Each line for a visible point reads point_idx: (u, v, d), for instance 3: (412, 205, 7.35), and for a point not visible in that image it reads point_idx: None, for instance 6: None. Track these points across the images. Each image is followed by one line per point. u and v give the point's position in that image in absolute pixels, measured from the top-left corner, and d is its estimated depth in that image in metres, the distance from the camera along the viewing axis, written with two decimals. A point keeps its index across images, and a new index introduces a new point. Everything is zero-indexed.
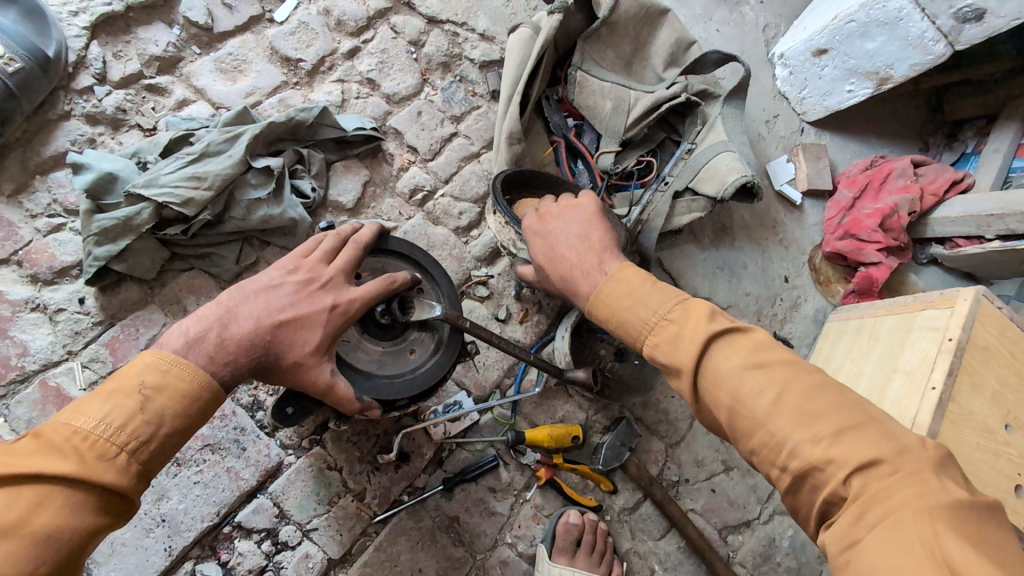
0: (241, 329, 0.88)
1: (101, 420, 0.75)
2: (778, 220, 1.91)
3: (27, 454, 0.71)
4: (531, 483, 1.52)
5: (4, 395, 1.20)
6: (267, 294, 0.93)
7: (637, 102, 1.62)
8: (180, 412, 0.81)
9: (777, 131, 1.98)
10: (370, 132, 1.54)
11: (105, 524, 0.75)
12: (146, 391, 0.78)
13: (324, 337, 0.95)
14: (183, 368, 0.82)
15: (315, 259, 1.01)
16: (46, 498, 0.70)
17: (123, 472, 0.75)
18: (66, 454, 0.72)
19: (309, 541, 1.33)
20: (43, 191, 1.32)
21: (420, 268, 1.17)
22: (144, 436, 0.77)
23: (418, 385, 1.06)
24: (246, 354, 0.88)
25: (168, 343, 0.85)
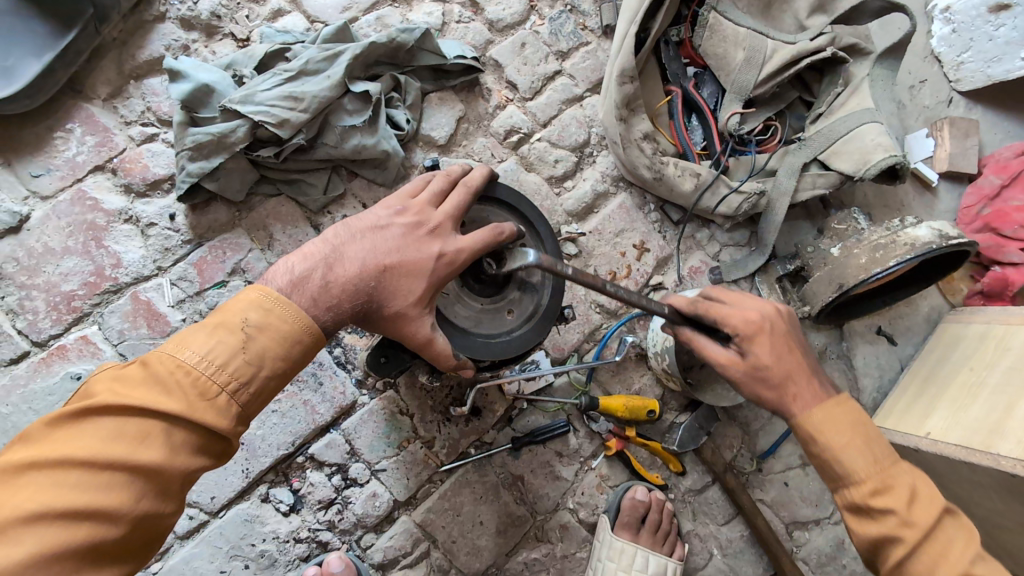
0: (347, 272, 0.86)
1: (203, 355, 0.75)
2: (906, 201, 1.63)
3: (139, 384, 0.73)
4: (599, 452, 1.46)
5: (98, 303, 1.21)
6: (374, 235, 0.90)
7: (773, 53, 1.40)
8: (280, 356, 0.80)
9: (921, 99, 1.68)
10: (470, 61, 1.39)
11: (205, 460, 0.76)
12: (249, 329, 0.78)
13: (428, 286, 0.90)
14: (284, 308, 0.80)
15: (425, 202, 0.95)
16: (150, 432, 0.71)
17: (220, 412, 0.75)
18: (171, 390, 0.73)
19: (376, 481, 1.33)
20: (138, 98, 1.27)
21: (525, 221, 1.09)
22: (245, 377, 0.76)
23: (514, 348, 1.02)
24: (349, 299, 0.86)
25: (274, 281, 0.83)
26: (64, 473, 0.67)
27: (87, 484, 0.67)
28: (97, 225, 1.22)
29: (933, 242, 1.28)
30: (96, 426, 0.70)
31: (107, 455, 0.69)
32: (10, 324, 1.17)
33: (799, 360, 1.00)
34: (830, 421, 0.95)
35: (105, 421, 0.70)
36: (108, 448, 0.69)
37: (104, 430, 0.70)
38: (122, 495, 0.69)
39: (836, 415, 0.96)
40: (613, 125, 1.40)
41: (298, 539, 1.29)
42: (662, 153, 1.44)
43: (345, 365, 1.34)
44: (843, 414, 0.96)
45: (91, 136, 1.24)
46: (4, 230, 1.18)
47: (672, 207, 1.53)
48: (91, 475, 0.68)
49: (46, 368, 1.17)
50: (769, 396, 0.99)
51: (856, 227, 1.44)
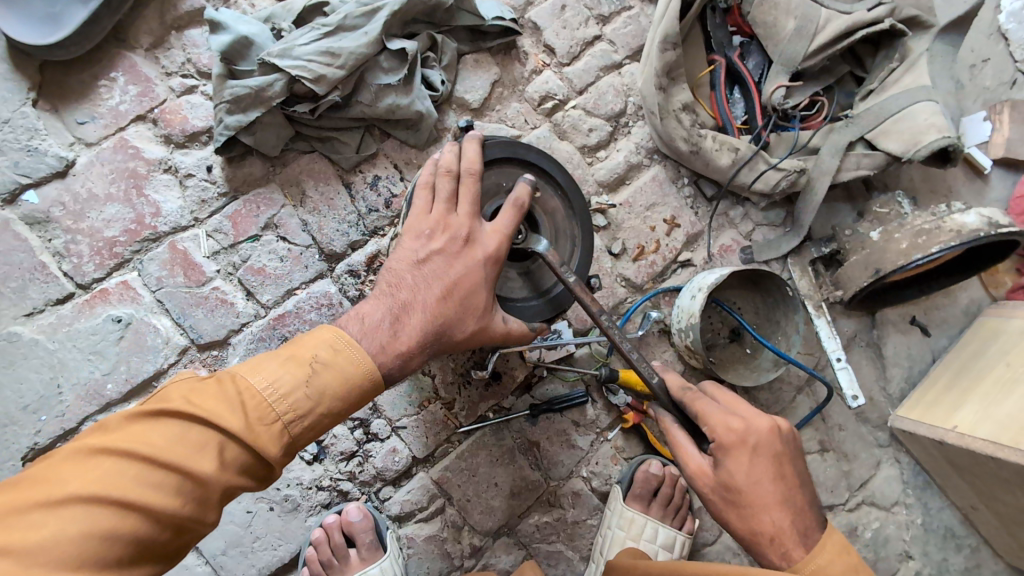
0: (417, 318, 0.90)
1: (270, 382, 0.80)
2: (955, 187, 1.56)
3: (211, 397, 0.79)
4: (616, 424, 1.47)
5: (138, 251, 1.25)
6: (423, 270, 0.93)
7: (827, 23, 1.33)
8: (338, 394, 0.84)
9: (981, 79, 1.59)
10: (508, 23, 1.36)
11: (246, 482, 0.80)
12: (316, 364, 0.83)
13: (489, 293, 0.95)
14: (350, 349, 0.85)
15: (445, 214, 0.95)
16: (209, 443, 0.76)
17: (274, 441, 0.80)
18: (237, 409, 0.78)
19: (396, 437, 1.37)
20: (178, 48, 1.28)
21: (531, 167, 1.08)
22: (302, 409, 0.81)
23: (566, 297, 1.08)
24: (425, 339, 0.90)
25: (346, 326, 0.88)
26: (129, 464, 0.72)
27: (143, 480, 0.72)
28: (138, 173, 1.25)
29: (981, 230, 1.23)
30: (164, 428, 0.75)
31: (172, 457, 0.74)
32: (57, 265, 1.22)
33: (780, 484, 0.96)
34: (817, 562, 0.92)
35: (177, 425, 0.76)
36: (173, 451, 0.74)
37: (173, 433, 0.75)
38: (170, 498, 0.73)
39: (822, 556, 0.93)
40: (651, 94, 1.36)
41: (321, 487, 1.34)
42: (701, 126, 1.40)
43: None
44: (827, 559, 0.92)
45: (134, 85, 1.26)
46: (51, 174, 1.22)
47: (706, 182, 1.50)
48: (152, 473, 0.73)
49: (90, 310, 1.23)
50: (745, 528, 0.96)
51: (899, 211, 1.41)
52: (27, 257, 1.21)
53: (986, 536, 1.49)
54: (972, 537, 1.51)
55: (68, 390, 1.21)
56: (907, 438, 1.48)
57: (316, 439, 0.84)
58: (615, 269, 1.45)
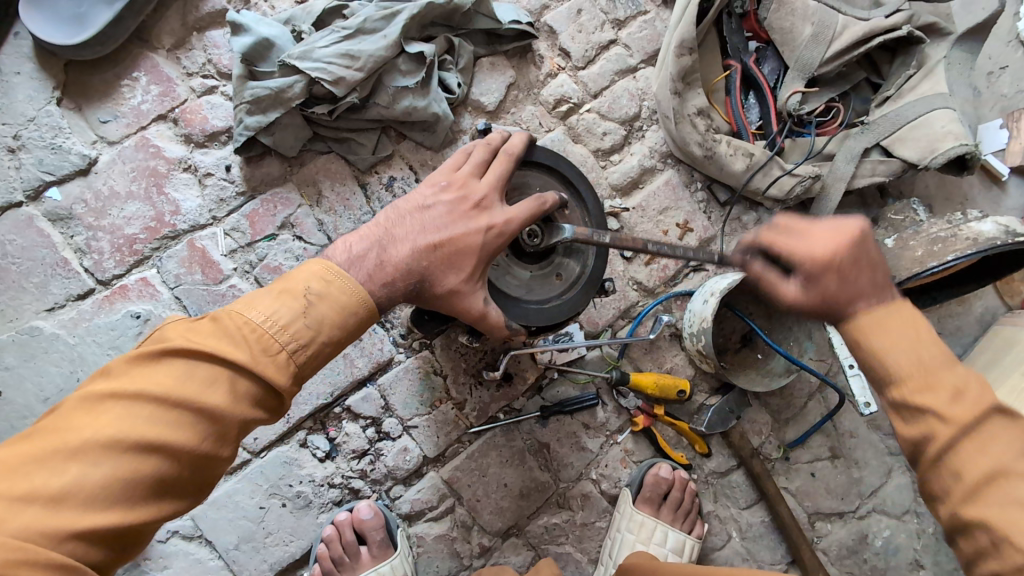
0: (399, 253, 0.90)
1: (268, 316, 0.79)
2: (971, 195, 1.55)
3: (208, 334, 0.78)
4: (626, 427, 1.47)
5: (157, 248, 1.27)
6: (421, 215, 0.93)
7: (844, 30, 1.33)
8: (339, 323, 0.83)
9: (999, 87, 1.58)
10: (525, 27, 1.37)
11: (260, 412, 0.80)
12: (311, 296, 0.81)
13: (479, 260, 0.93)
14: (345, 281, 0.84)
15: (469, 175, 0.97)
16: (216, 378, 0.75)
17: (280, 369, 0.78)
18: (237, 341, 0.77)
19: (407, 436, 1.38)
20: (200, 49, 1.30)
21: (566, 182, 1.10)
22: (305, 339, 0.80)
23: (563, 313, 1.05)
24: (402, 277, 0.89)
25: (334, 257, 0.88)
26: (139, 405, 0.72)
27: (157, 419, 0.72)
28: (158, 172, 1.27)
29: (997, 238, 1.21)
30: (168, 367, 0.75)
31: (178, 394, 0.73)
32: (78, 261, 1.24)
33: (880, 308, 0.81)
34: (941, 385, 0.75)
35: (178, 363, 0.75)
36: (178, 387, 0.73)
37: (177, 370, 0.74)
38: (187, 433, 0.73)
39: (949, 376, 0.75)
40: (666, 98, 1.36)
41: (332, 484, 1.35)
42: (716, 131, 1.40)
43: (385, 324, 1.37)
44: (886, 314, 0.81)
45: (156, 85, 1.28)
46: (74, 171, 1.24)
47: (720, 187, 1.50)
48: (161, 411, 0.72)
49: (109, 305, 1.24)
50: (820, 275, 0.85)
51: (913, 218, 1.40)
52: (49, 253, 1.23)
53: None
54: None
55: None
56: None
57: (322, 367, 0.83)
58: (627, 272, 1.47)
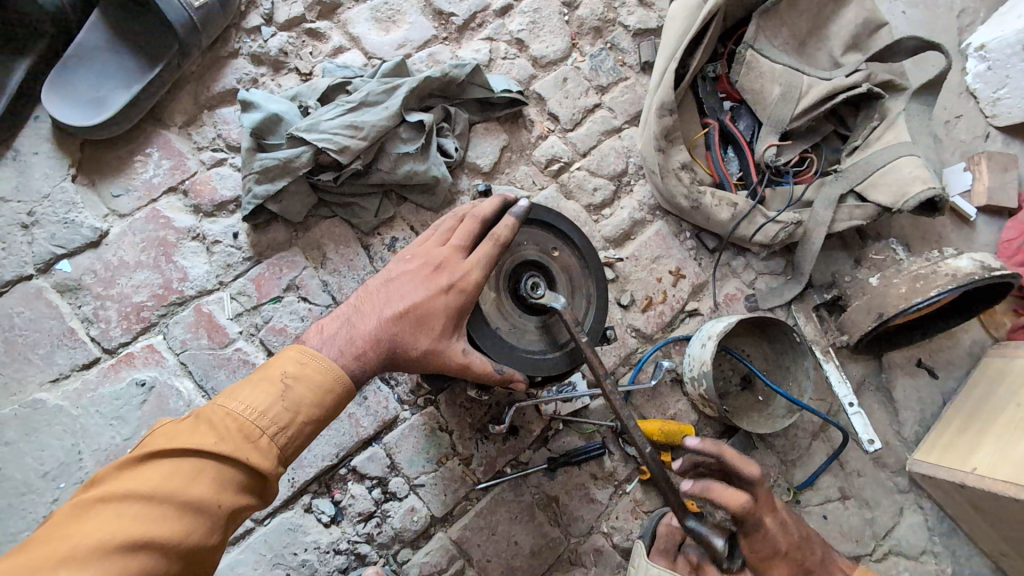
0: (367, 324, 0.92)
1: (248, 404, 0.81)
2: (944, 233, 1.64)
3: (190, 430, 0.79)
4: (633, 476, 1.46)
5: (165, 314, 1.29)
6: (390, 287, 0.95)
7: (809, 89, 1.46)
8: (316, 403, 0.84)
9: (956, 134, 1.71)
10: (515, 94, 1.48)
11: (248, 499, 0.80)
12: (288, 379, 0.84)
13: (447, 320, 0.94)
14: (319, 361, 0.86)
15: (432, 245, 0.99)
16: (201, 471, 0.76)
17: (264, 454, 0.80)
18: (219, 434, 0.79)
19: (414, 496, 1.36)
20: (210, 125, 1.38)
21: (549, 227, 1.10)
22: (283, 422, 0.82)
23: (571, 361, 1.05)
24: (374, 347, 0.91)
25: (310, 339, 0.90)
26: (126, 507, 0.72)
27: (143, 517, 0.72)
28: (167, 242, 1.31)
29: (975, 273, 1.28)
30: (154, 467, 0.76)
31: (163, 490, 0.74)
32: (85, 331, 1.25)
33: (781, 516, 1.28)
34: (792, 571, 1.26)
35: (162, 463, 0.76)
36: (163, 485, 0.74)
37: (161, 469, 0.75)
38: (175, 529, 0.73)
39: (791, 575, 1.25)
40: (651, 156, 1.45)
41: (338, 551, 1.31)
42: (700, 183, 1.48)
43: (390, 382, 1.38)
44: None
45: (167, 159, 1.35)
46: (85, 244, 1.28)
47: (707, 234, 1.57)
48: (148, 510, 0.72)
49: (114, 374, 1.25)
50: None
51: (894, 256, 1.46)
52: (57, 323, 1.24)
53: None
54: None
55: (88, 456, 1.21)
56: (927, 483, 1.50)
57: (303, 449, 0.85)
58: (625, 320, 1.50)
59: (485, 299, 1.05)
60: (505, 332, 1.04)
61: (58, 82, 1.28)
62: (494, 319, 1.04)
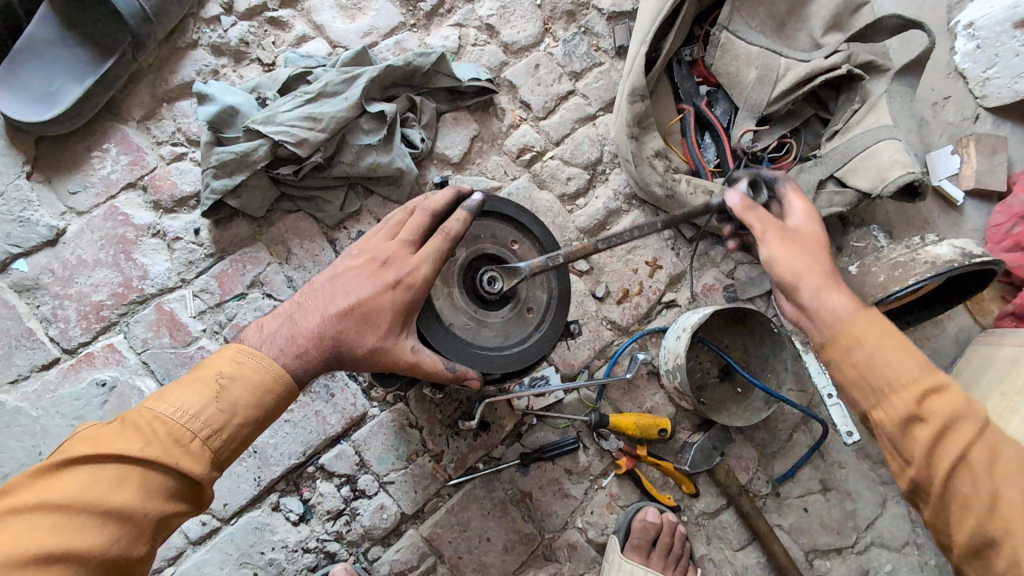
0: (309, 322, 0.88)
1: (178, 407, 0.78)
2: (930, 219, 1.60)
3: (116, 435, 0.76)
4: (609, 471, 1.44)
5: (125, 313, 1.26)
6: (335, 283, 0.92)
7: (787, 71, 1.40)
8: (252, 405, 0.82)
9: (944, 116, 1.65)
10: (485, 83, 1.44)
11: (180, 505, 0.78)
12: (223, 380, 0.81)
13: (394, 318, 0.90)
14: (257, 360, 0.83)
15: (381, 239, 0.96)
16: (125, 478, 0.74)
17: (195, 458, 0.78)
18: (146, 438, 0.76)
19: (384, 493, 1.34)
20: (169, 119, 1.35)
21: (509, 220, 1.07)
22: (216, 424, 0.79)
23: (528, 357, 1.02)
24: (316, 345, 0.87)
25: (249, 338, 0.87)
26: (43, 518, 0.70)
27: (61, 528, 0.69)
28: (126, 239, 1.29)
29: (954, 260, 1.23)
30: (75, 474, 0.73)
31: (83, 499, 0.71)
32: (44, 331, 1.23)
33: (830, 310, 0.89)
34: (828, 319, 0.89)
35: (85, 470, 0.73)
36: (84, 494, 0.72)
37: (83, 477, 0.73)
38: (96, 539, 0.71)
39: (834, 310, 0.88)
40: (624, 143, 1.41)
41: (306, 549, 1.29)
42: (675, 171, 1.44)
43: (357, 378, 1.36)
44: None
45: (126, 155, 1.32)
46: (42, 243, 1.25)
47: (684, 223, 1.54)
48: (67, 520, 0.70)
49: (74, 374, 1.23)
50: None
51: (875, 243, 1.43)
52: (14, 324, 1.22)
53: None
54: None
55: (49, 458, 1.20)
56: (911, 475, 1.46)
57: (240, 451, 0.83)
58: (600, 312, 1.47)
59: (439, 294, 1.02)
60: (460, 329, 1.01)
61: (9, 76, 1.25)
62: (448, 316, 1.01)
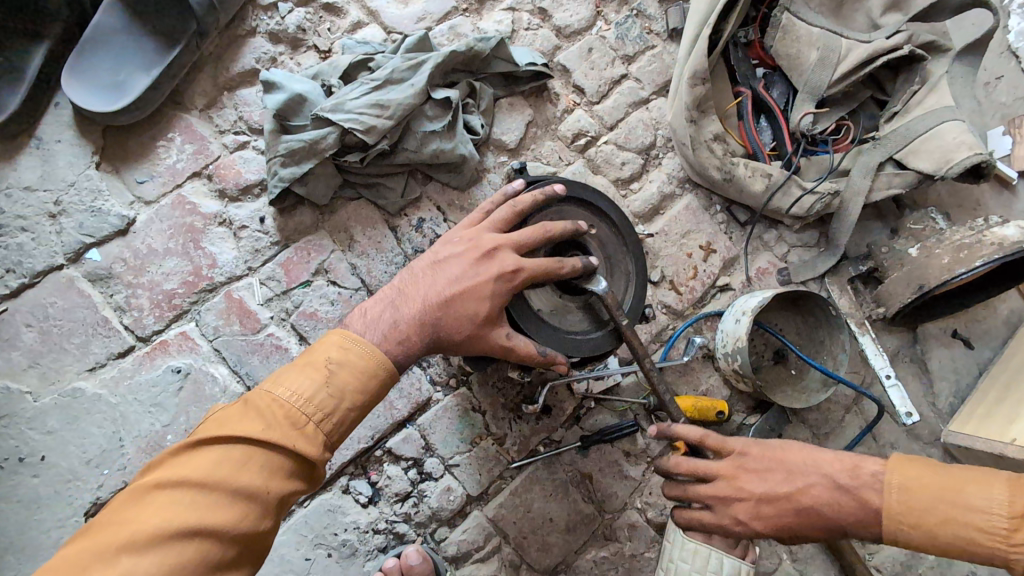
0: (411, 309, 0.91)
1: (293, 392, 0.82)
2: (983, 200, 1.59)
3: (240, 417, 0.81)
4: (666, 452, 1.46)
5: (196, 301, 1.28)
6: (436, 271, 0.94)
7: (848, 52, 1.39)
8: (357, 390, 0.86)
9: (996, 96, 1.64)
10: (541, 67, 1.43)
11: (297, 484, 0.83)
12: (330, 366, 0.85)
13: (491, 306, 0.92)
14: (362, 347, 0.87)
15: (481, 229, 0.97)
16: (252, 458, 0.79)
17: (310, 441, 0.82)
18: (267, 421, 0.80)
19: (450, 476, 1.36)
20: (231, 107, 1.35)
21: (587, 206, 1.08)
22: (328, 408, 0.83)
23: (615, 340, 1.04)
24: (418, 330, 0.90)
25: (352, 325, 0.91)
26: (183, 494, 0.75)
27: (199, 503, 0.75)
28: (194, 228, 1.30)
29: (1022, 241, 1.24)
30: (206, 453, 0.78)
31: (216, 478, 0.76)
32: (118, 320, 1.25)
33: (981, 501, 0.93)
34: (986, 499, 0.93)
35: (215, 450, 0.79)
36: (216, 472, 0.77)
37: (215, 457, 0.78)
38: (230, 515, 0.76)
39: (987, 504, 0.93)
40: (682, 127, 1.40)
41: (377, 531, 1.32)
42: (732, 154, 1.44)
43: (422, 364, 1.38)
44: None
45: (189, 144, 1.32)
46: (113, 233, 1.27)
47: (739, 207, 1.54)
48: (203, 497, 0.76)
49: (149, 362, 1.25)
50: None
51: (934, 225, 1.43)
52: (90, 313, 1.24)
53: None
54: None
55: (129, 443, 1.22)
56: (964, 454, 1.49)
57: (347, 432, 0.87)
58: (656, 296, 1.48)
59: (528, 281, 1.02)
60: (548, 314, 1.02)
61: (77, 66, 1.25)
62: (537, 304, 1.02)
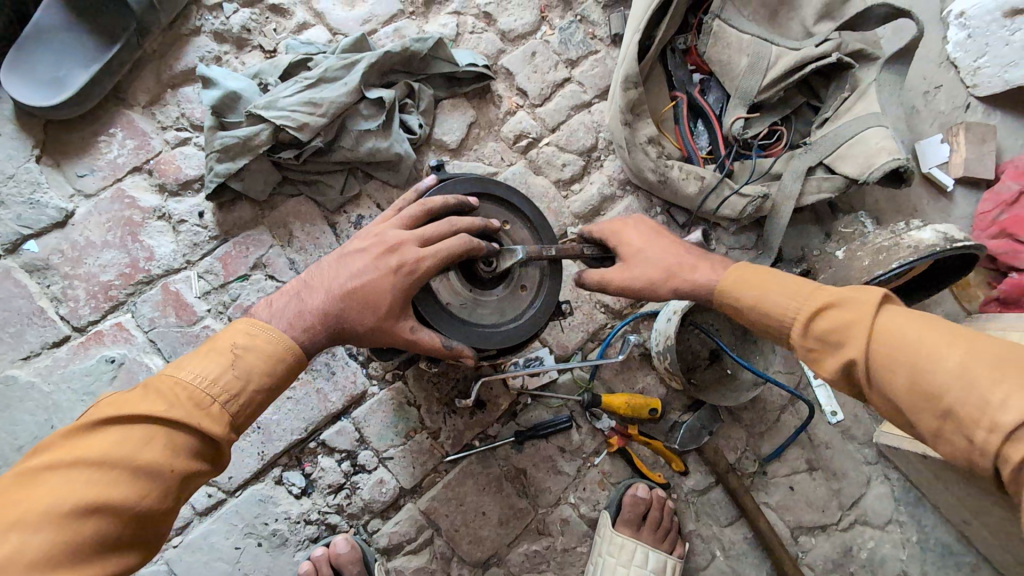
0: (315, 301, 0.94)
1: (198, 374, 0.84)
2: (919, 206, 1.63)
3: (141, 399, 0.82)
4: (601, 449, 1.48)
5: (132, 293, 1.30)
6: (342, 266, 0.97)
7: (777, 60, 1.43)
8: (265, 372, 0.88)
9: (935, 105, 1.68)
10: (482, 69, 1.47)
11: (202, 464, 0.84)
12: (237, 350, 0.87)
13: (394, 298, 0.95)
14: (269, 333, 0.89)
15: (389, 225, 1.00)
16: (152, 437, 0.79)
17: (214, 420, 0.83)
18: (170, 402, 0.82)
19: (384, 468, 1.39)
20: (174, 104, 1.38)
21: (500, 203, 1.12)
22: (234, 390, 0.85)
23: (523, 334, 1.07)
24: (322, 321, 0.93)
25: (259, 314, 0.93)
26: (78, 472, 0.75)
27: (96, 481, 0.75)
28: (133, 221, 1.32)
29: (936, 244, 1.26)
30: (104, 434, 0.79)
31: (115, 456, 0.77)
32: (54, 310, 1.27)
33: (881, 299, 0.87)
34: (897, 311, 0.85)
35: (114, 431, 0.79)
36: (115, 452, 0.77)
37: (113, 437, 0.78)
38: (128, 493, 0.76)
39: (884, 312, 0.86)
40: (618, 130, 1.43)
41: (309, 521, 1.35)
42: (668, 157, 1.47)
43: (357, 357, 1.40)
44: None
45: (131, 139, 1.35)
46: (51, 224, 1.29)
47: (678, 209, 1.56)
48: (100, 476, 0.75)
49: (84, 352, 1.27)
50: None
51: (863, 229, 1.45)
52: (26, 302, 1.27)
53: (985, 553, 1.47)
54: (968, 554, 1.49)
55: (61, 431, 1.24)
56: (894, 455, 1.51)
57: (255, 413, 0.89)
58: (594, 295, 1.51)
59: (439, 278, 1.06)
60: (457, 309, 1.06)
61: (19, 62, 1.29)
62: (450, 300, 1.06)
